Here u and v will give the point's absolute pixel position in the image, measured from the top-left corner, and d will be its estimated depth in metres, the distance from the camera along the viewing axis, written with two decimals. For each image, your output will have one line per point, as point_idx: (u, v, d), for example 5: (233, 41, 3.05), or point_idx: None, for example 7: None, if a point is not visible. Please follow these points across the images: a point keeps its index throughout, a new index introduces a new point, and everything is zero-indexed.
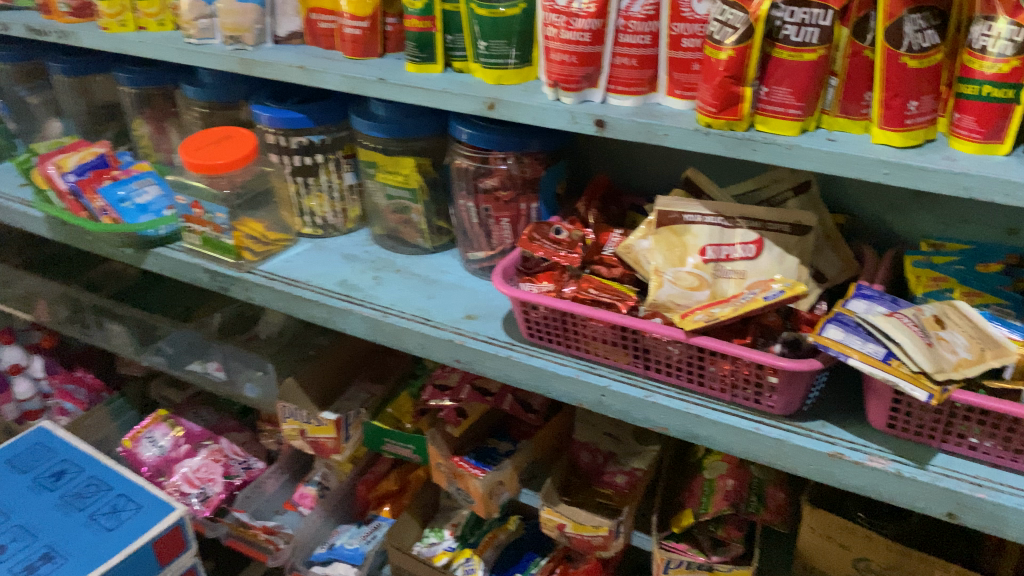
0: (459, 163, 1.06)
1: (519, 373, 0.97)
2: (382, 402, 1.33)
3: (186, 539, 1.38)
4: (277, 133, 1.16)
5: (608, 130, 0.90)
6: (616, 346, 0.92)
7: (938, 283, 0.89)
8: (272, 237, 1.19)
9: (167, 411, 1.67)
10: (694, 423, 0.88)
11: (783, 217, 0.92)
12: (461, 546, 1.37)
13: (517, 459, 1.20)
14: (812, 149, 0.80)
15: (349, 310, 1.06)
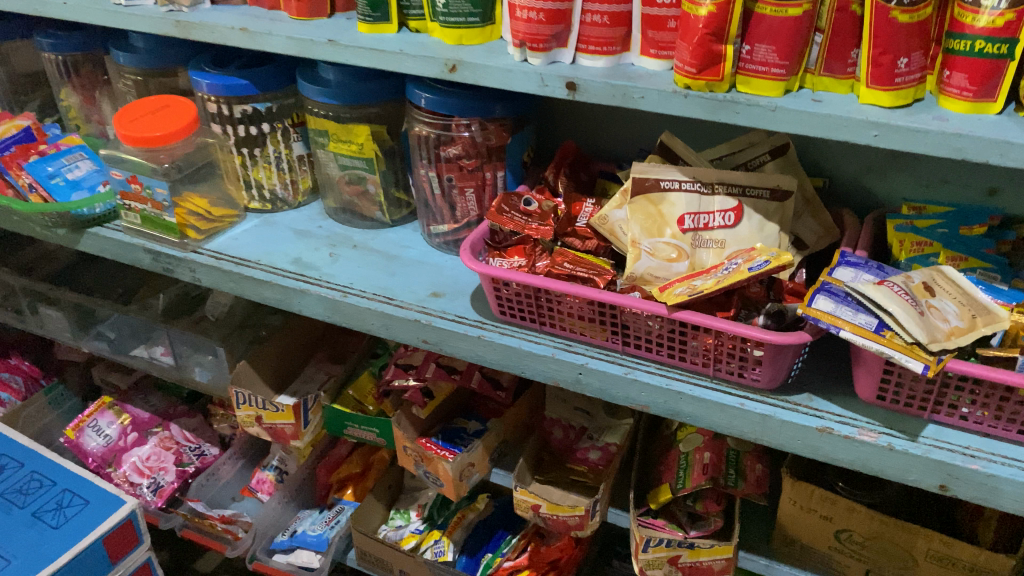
0: (419, 131, 0.99)
1: (491, 352, 0.92)
2: (342, 384, 1.27)
3: (138, 534, 1.30)
4: (219, 101, 1.07)
5: (580, 94, 0.84)
6: (593, 322, 0.88)
7: (921, 248, 0.86)
8: (218, 213, 1.11)
9: (111, 397, 1.58)
10: (677, 400, 0.84)
11: (763, 182, 0.88)
12: (429, 528, 1.34)
13: (487, 439, 1.14)
14: (797, 111, 0.76)
15: (305, 290, 1.00)
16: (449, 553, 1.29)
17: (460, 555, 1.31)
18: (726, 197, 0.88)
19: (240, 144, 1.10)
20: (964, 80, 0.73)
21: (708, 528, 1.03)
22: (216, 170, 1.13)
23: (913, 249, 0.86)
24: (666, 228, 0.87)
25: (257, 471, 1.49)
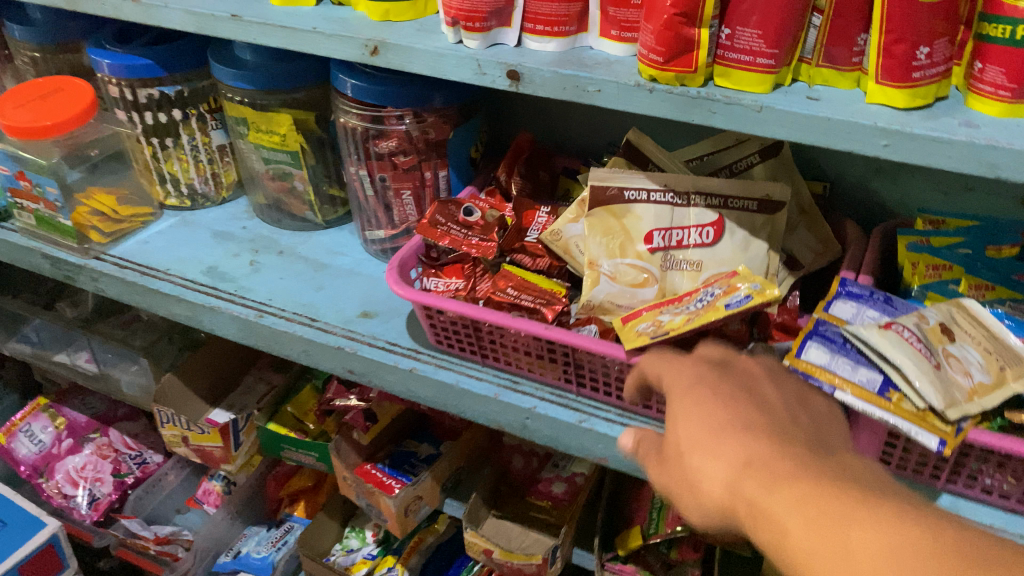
0: (346, 122, 0.84)
1: (425, 389, 0.78)
2: (283, 396, 1.14)
3: (63, 558, 1.18)
4: (121, 84, 0.92)
5: (524, 85, 0.69)
6: (543, 358, 0.73)
7: (938, 274, 0.72)
8: (128, 213, 0.97)
9: (47, 398, 1.46)
10: (639, 456, 0.70)
11: (749, 192, 0.73)
12: (382, 553, 1.22)
13: (438, 468, 1.01)
14: (789, 112, 0.60)
15: (216, 307, 0.85)
16: None
17: None
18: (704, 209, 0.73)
19: (149, 133, 0.96)
20: (1000, 75, 0.57)
21: None
22: (125, 162, 0.98)
23: (929, 274, 0.72)
24: (632, 247, 0.73)
25: (204, 481, 1.37)
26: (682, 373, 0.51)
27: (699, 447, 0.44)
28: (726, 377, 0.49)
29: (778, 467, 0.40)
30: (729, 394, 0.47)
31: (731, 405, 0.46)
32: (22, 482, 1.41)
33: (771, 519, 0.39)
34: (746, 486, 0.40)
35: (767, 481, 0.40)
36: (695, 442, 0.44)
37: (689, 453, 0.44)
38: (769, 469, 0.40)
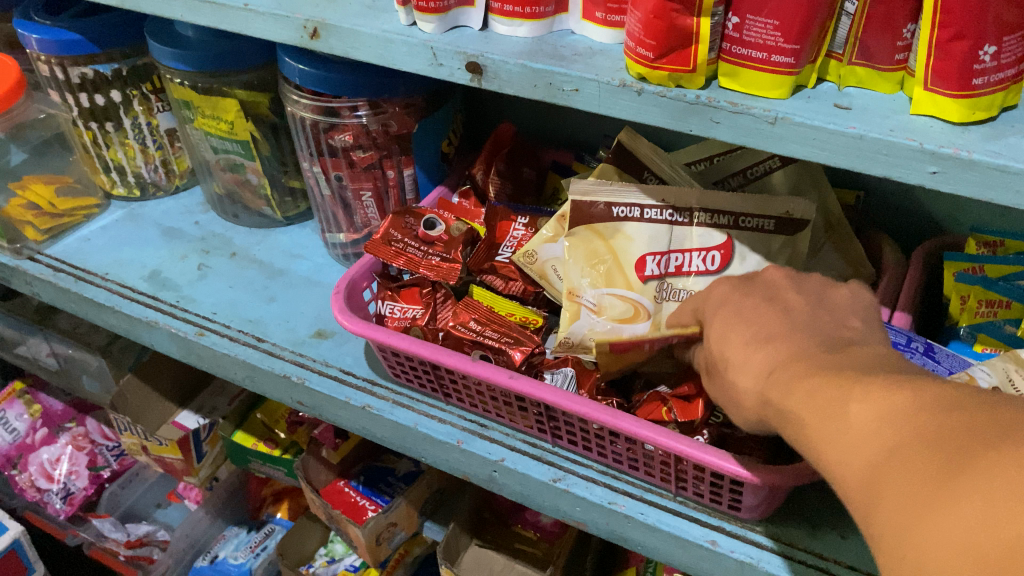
0: (295, 112, 0.72)
1: (381, 429, 0.67)
2: (253, 402, 1.04)
3: (27, 563, 1.11)
4: (50, 62, 0.80)
5: (487, 80, 0.56)
6: (511, 404, 0.62)
7: (992, 313, 0.59)
8: (67, 206, 0.87)
9: (23, 381, 1.37)
10: (622, 526, 0.59)
11: (765, 210, 0.59)
12: (366, 563, 1.14)
13: (414, 492, 0.90)
14: (810, 126, 0.47)
15: (153, 323, 0.75)
16: None
17: None
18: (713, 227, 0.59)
19: (87, 117, 0.84)
20: None
21: None
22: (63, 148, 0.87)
23: (980, 313, 0.60)
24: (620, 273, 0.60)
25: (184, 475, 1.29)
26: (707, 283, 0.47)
27: (730, 358, 0.40)
28: (748, 288, 0.43)
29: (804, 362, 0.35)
30: (752, 300, 0.41)
31: (751, 307, 0.41)
32: None
33: (799, 423, 0.34)
34: (771, 389, 0.36)
35: (793, 383, 0.34)
36: (726, 354, 0.40)
37: (723, 364, 0.40)
38: (796, 370, 0.35)
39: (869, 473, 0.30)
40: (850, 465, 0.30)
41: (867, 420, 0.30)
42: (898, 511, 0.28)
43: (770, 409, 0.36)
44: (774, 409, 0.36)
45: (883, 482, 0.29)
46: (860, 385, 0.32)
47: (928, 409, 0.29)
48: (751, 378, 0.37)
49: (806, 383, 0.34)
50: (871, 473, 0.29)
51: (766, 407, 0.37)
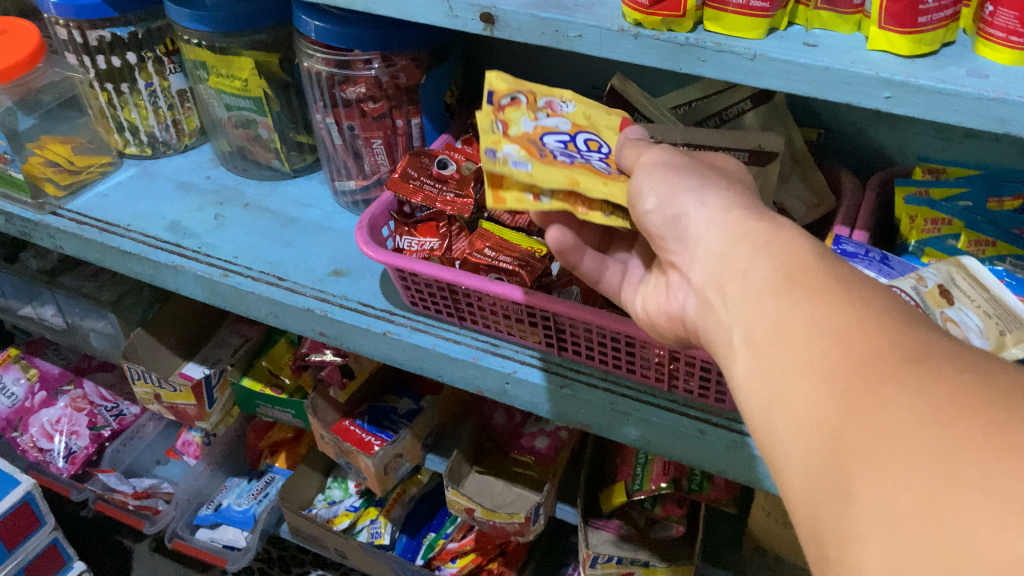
0: (310, 67, 0.78)
1: (400, 352, 0.74)
2: (258, 351, 1.10)
3: (40, 514, 1.15)
4: (70, 25, 0.86)
5: (499, 29, 0.64)
6: (522, 322, 0.70)
7: (938, 228, 0.68)
8: (85, 163, 0.92)
9: (18, 349, 1.43)
10: (623, 423, 0.67)
11: (739, 143, 0.68)
12: (366, 504, 1.21)
13: (418, 426, 0.97)
14: (784, 61, 0.56)
15: (179, 267, 0.81)
16: (386, 536, 1.16)
17: (400, 535, 1.18)
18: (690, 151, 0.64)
19: (104, 79, 0.90)
20: (1013, 20, 0.52)
21: (669, 533, 0.89)
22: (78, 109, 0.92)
23: (927, 230, 0.69)
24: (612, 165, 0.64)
25: (183, 432, 1.33)
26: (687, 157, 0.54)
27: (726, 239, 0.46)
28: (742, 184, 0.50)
29: (795, 262, 0.42)
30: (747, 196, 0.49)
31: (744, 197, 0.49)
32: None
33: (785, 331, 0.39)
34: (770, 288, 0.41)
35: (798, 291, 0.40)
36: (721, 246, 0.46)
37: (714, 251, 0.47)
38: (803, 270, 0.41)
39: (816, 366, 0.37)
40: (799, 354, 0.38)
41: (821, 336, 0.37)
42: (836, 397, 0.35)
43: (739, 288, 0.43)
44: (756, 299, 0.42)
45: (821, 388, 0.36)
46: (827, 293, 0.39)
47: (870, 338, 0.36)
48: (731, 274, 0.44)
49: (806, 300, 0.39)
50: (819, 366, 0.36)
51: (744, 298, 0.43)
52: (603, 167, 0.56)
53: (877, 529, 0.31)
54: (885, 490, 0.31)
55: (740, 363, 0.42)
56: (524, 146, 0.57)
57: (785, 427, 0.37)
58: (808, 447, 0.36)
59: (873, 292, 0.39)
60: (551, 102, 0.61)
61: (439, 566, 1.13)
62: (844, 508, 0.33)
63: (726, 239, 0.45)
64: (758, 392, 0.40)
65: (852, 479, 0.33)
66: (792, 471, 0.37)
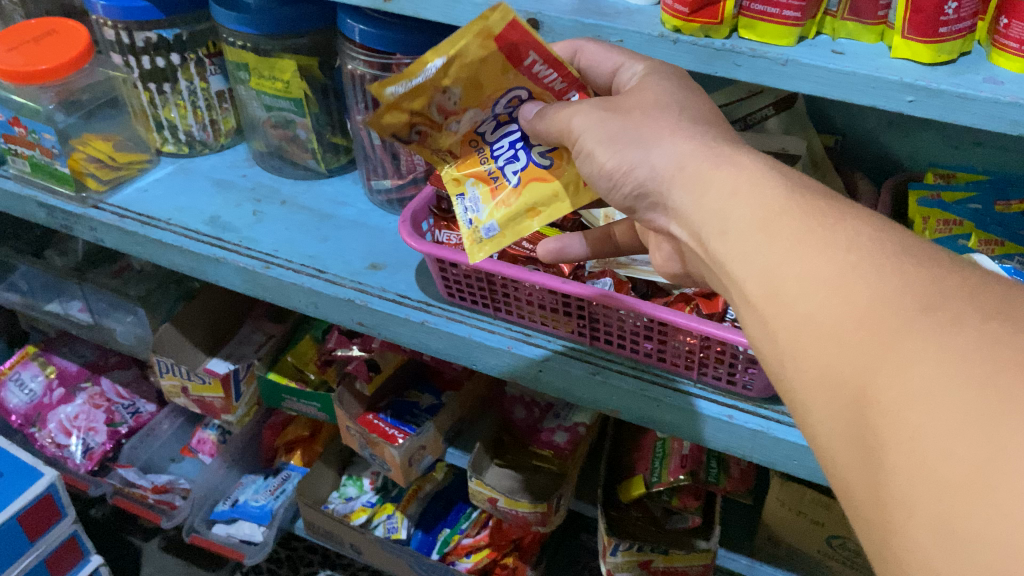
0: (353, 70, 0.83)
1: (437, 341, 0.78)
2: (282, 347, 1.13)
3: (61, 506, 1.17)
4: (117, 26, 0.91)
5: (543, 34, 0.68)
6: (557, 311, 0.74)
7: (949, 228, 0.73)
8: (125, 159, 0.95)
9: (36, 346, 1.46)
10: (652, 407, 0.70)
11: (767, 145, 0.74)
12: (382, 500, 1.23)
13: (441, 419, 1.00)
14: (813, 67, 0.60)
15: (220, 259, 0.84)
16: (403, 530, 1.18)
17: (415, 531, 1.20)
18: (629, 58, 0.60)
19: (147, 78, 0.95)
20: None
21: (686, 525, 0.92)
22: (119, 108, 0.96)
23: (940, 229, 0.73)
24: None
25: (198, 430, 1.36)
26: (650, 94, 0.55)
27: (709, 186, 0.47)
28: None
29: (781, 216, 0.42)
30: None
31: None
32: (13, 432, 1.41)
33: (791, 296, 0.39)
34: (767, 251, 0.41)
35: (795, 248, 0.40)
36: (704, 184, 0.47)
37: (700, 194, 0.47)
38: (788, 225, 0.41)
39: (826, 325, 0.37)
40: (810, 315, 0.38)
41: (828, 295, 0.37)
42: (855, 357, 0.35)
43: (738, 248, 0.44)
44: (757, 257, 0.42)
45: (840, 349, 0.36)
46: (820, 243, 0.39)
47: (877, 289, 0.36)
48: (722, 233, 0.45)
49: (807, 251, 0.39)
50: (831, 326, 0.37)
51: (742, 257, 0.43)
52: (545, 156, 0.62)
53: (918, 493, 0.31)
54: (922, 454, 0.31)
55: (757, 330, 0.43)
56: (478, 175, 0.64)
57: (812, 390, 0.38)
58: (839, 408, 0.36)
59: (859, 233, 0.39)
60: (438, 105, 0.60)
61: (454, 560, 1.15)
62: (880, 472, 0.33)
63: (721, 194, 0.46)
64: (779, 357, 0.41)
65: (885, 443, 0.33)
66: (822, 426, 0.38)
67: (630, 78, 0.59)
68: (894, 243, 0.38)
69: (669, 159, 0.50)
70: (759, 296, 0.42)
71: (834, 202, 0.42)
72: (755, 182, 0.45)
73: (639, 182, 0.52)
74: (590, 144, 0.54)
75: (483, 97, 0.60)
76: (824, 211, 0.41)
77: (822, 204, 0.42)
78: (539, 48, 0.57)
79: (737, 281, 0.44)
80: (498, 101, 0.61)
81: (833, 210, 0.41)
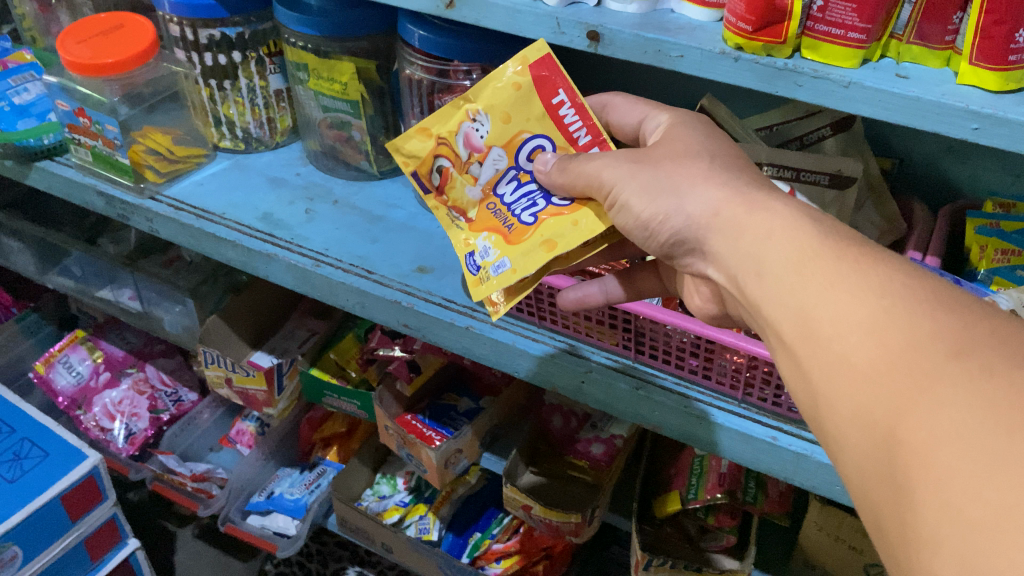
0: (411, 75, 0.84)
1: (479, 347, 0.78)
2: (325, 344, 1.15)
3: (102, 489, 1.19)
4: (183, 23, 0.94)
5: (603, 46, 0.67)
6: (603, 323, 0.74)
7: (1007, 259, 0.71)
8: (183, 153, 0.97)
9: (85, 331, 1.49)
10: (695, 425, 0.70)
11: (821, 166, 0.73)
12: (415, 501, 1.23)
13: (478, 423, 1.01)
14: (876, 90, 0.59)
15: (272, 255, 0.85)
16: (434, 532, 1.18)
17: (447, 533, 1.20)
18: (655, 109, 0.64)
19: (208, 75, 0.97)
20: None
21: (721, 544, 0.91)
22: (180, 102, 0.98)
23: (996, 260, 0.72)
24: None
25: (237, 421, 1.39)
26: (683, 146, 0.57)
27: (745, 233, 0.49)
28: None
29: (814, 260, 0.45)
30: None
31: None
32: (59, 412, 1.45)
33: (829, 339, 0.42)
34: (810, 288, 0.44)
35: (835, 287, 0.43)
36: (741, 229, 0.50)
37: (739, 239, 0.50)
38: (823, 266, 0.44)
39: (859, 366, 0.40)
40: (846, 356, 0.41)
41: (862, 339, 0.40)
42: (887, 399, 0.38)
43: (777, 287, 0.46)
44: (796, 299, 0.45)
45: (872, 390, 0.39)
46: (856, 286, 0.42)
47: (907, 336, 0.39)
48: (768, 267, 0.47)
49: (844, 293, 0.42)
50: (864, 368, 0.40)
51: (779, 295, 0.46)
52: (563, 199, 0.63)
53: (944, 533, 0.33)
54: (949, 494, 0.34)
55: (791, 369, 0.45)
56: (493, 228, 0.65)
57: (843, 429, 0.41)
58: (867, 447, 0.39)
59: (891, 277, 0.42)
60: (466, 134, 0.65)
61: (484, 565, 1.15)
62: (909, 511, 0.36)
63: (764, 235, 0.48)
64: (811, 396, 0.43)
65: (914, 483, 0.35)
66: (850, 464, 0.41)
67: (656, 127, 0.63)
68: (927, 289, 0.41)
69: (704, 207, 0.52)
70: (795, 336, 0.44)
71: (869, 249, 0.45)
72: (788, 226, 0.48)
73: (678, 216, 0.53)
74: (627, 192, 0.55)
75: (508, 135, 0.64)
76: (856, 255, 0.44)
77: (854, 250, 0.45)
78: (568, 88, 0.63)
79: (771, 323, 0.47)
80: (521, 150, 0.64)
81: (864, 253, 0.44)
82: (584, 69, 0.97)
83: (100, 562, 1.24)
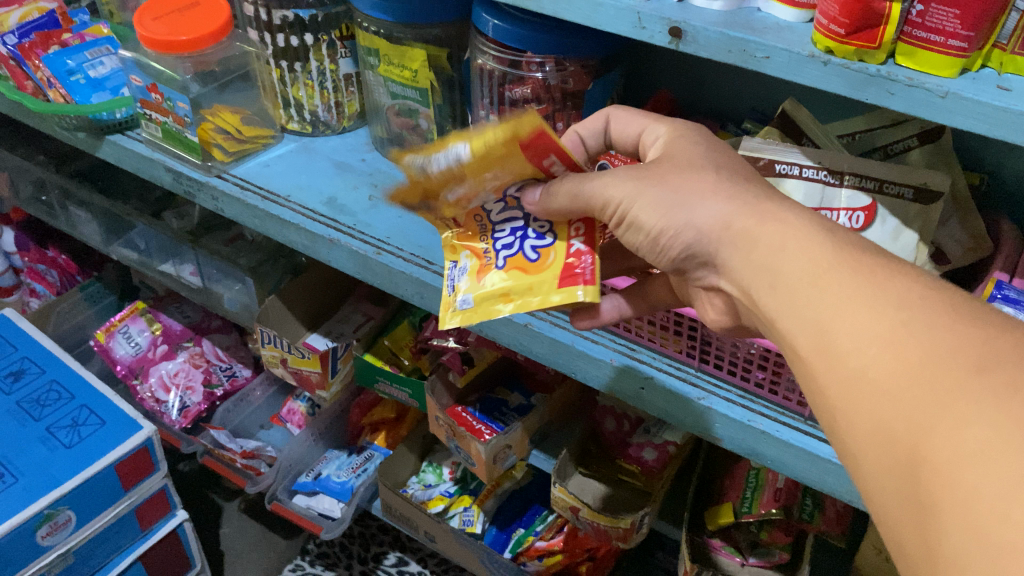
0: (483, 64, 0.83)
1: (539, 346, 0.77)
2: (380, 330, 1.15)
3: (155, 460, 1.21)
4: (257, 3, 0.94)
5: (685, 43, 0.65)
6: (668, 329, 0.72)
7: None
8: (251, 134, 0.98)
9: (145, 303, 1.52)
10: (760, 441, 0.68)
11: (906, 178, 0.69)
12: (460, 492, 1.23)
13: (529, 421, 0.99)
14: (974, 101, 0.56)
15: (335, 240, 0.85)
16: (478, 525, 1.17)
17: (491, 527, 1.20)
18: (654, 120, 0.62)
19: (280, 56, 0.96)
20: None
21: (771, 560, 0.89)
22: (250, 82, 0.98)
23: None
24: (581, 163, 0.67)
25: (288, 400, 1.40)
26: None
27: (760, 235, 0.48)
28: None
29: (830, 272, 0.44)
30: None
31: None
32: (117, 381, 1.47)
33: (843, 353, 0.41)
34: (829, 295, 0.43)
35: (851, 296, 0.42)
36: (756, 236, 0.48)
37: (751, 251, 0.49)
38: (841, 276, 0.43)
39: (878, 383, 0.39)
40: (862, 371, 0.40)
41: (879, 354, 0.39)
42: (907, 414, 0.37)
43: (794, 290, 0.45)
44: (812, 311, 0.44)
45: (889, 409, 0.38)
46: (872, 299, 0.41)
47: (921, 350, 0.38)
48: (795, 264, 0.46)
49: (857, 303, 0.42)
50: (884, 386, 0.39)
51: (793, 300, 0.45)
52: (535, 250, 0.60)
53: (970, 553, 0.33)
54: (977, 512, 0.33)
55: (806, 382, 0.44)
56: (474, 248, 0.62)
57: (864, 448, 0.40)
58: (890, 468, 0.38)
59: (910, 292, 0.41)
60: None
61: (525, 561, 1.14)
62: (933, 532, 0.35)
63: (778, 241, 0.47)
64: (829, 414, 0.42)
65: (939, 503, 0.35)
66: (872, 482, 0.40)
67: (655, 139, 0.61)
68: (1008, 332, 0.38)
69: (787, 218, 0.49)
70: (809, 351, 0.43)
71: (884, 261, 0.44)
72: (804, 238, 0.46)
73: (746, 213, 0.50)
74: (702, 175, 0.52)
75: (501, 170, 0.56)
76: (872, 268, 0.43)
77: (871, 262, 0.44)
78: None
79: (786, 337, 0.46)
80: None
81: (880, 267, 0.44)
82: (659, 64, 0.94)
83: (148, 531, 1.26)
